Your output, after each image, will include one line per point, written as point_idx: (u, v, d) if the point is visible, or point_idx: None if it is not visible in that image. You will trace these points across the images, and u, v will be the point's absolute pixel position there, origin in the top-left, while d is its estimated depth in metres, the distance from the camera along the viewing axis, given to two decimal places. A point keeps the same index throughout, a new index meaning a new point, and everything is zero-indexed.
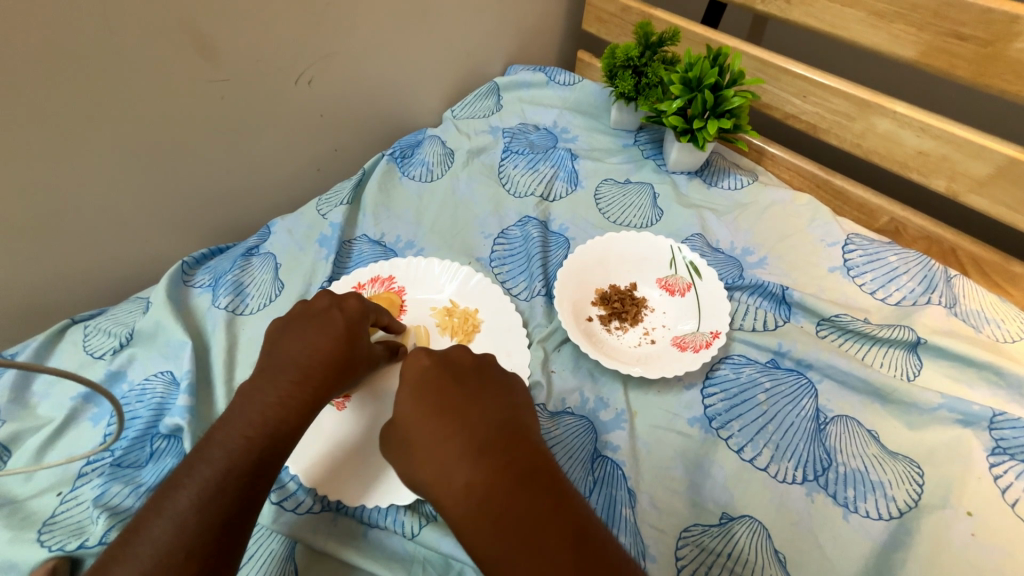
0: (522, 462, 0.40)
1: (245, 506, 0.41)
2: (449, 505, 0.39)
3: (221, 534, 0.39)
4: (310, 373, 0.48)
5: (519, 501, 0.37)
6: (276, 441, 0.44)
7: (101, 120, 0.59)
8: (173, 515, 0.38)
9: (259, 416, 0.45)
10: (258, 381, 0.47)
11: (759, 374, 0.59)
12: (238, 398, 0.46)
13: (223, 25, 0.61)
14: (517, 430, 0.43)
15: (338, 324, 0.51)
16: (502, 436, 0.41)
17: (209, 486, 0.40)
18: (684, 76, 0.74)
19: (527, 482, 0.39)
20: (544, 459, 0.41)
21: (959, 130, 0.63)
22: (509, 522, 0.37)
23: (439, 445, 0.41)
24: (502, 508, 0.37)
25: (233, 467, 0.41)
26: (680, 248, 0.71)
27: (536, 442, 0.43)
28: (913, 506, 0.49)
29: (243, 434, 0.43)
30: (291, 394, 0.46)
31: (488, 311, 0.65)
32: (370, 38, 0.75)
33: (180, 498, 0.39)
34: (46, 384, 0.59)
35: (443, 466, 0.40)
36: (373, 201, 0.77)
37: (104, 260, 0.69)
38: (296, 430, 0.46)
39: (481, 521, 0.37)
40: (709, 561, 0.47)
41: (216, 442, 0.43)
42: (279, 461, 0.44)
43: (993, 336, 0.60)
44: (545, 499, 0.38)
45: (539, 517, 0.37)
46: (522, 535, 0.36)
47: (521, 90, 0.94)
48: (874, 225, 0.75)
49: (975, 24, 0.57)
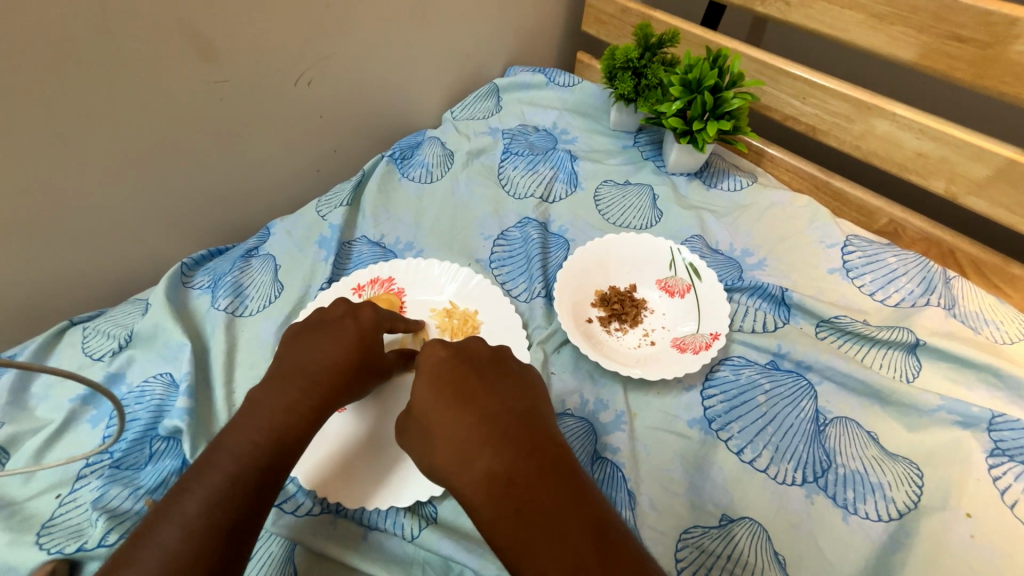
0: (543, 451, 0.40)
1: (251, 512, 0.41)
2: (471, 492, 0.39)
3: (227, 540, 0.39)
4: (320, 379, 0.48)
5: (541, 489, 0.37)
6: (283, 447, 0.44)
7: (99, 120, 0.58)
8: (180, 520, 0.38)
9: (267, 422, 0.45)
10: (267, 387, 0.47)
11: (759, 375, 0.59)
12: (248, 404, 0.46)
13: (222, 26, 0.61)
14: (538, 421, 0.43)
15: (350, 333, 0.51)
16: (522, 425, 0.42)
17: (216, 492, 0.40)
18: (684, 78, 0.74)
19: (548, 471, 0.39)
20: (564, 451, 0.41)
21: (959, 132, 0.63)
22: (530, 507, 0.37)
23: (460, 435, 0.41)
24: (524, 496, 0.37)
25: (240, 473, 0.41)
26: (679, 250, 0.71)
27: (555, 434, 0.43)
28: (912, 508, 0.49)
29: (251, 440, 0.43)
30: (300, 402, 0.46)
31: (488, 313, 0.65)
32: (370, 39, 0.75)
33: (187, 503, 0.39)
34: (45, 385, 0.59)
35: (465, 454, 0.40)
36: (373, 202, 0.77)
37: (101, 261, 0.68)
38: (304, 438, 0.46)
39: (501, 509, 0.37)
40: (709, 563, 0.48)
41: (223, 447, 0.43)
42: (286, 468, 0.44)
43: (992, 338, 0.60)
44: (565, 486, 0.38)
45: (560, 506, 0.37)
46: (542, 522, 0.36)
47: (520, 91, 0.94)
48: (873, 226, 0.75)
49: (974, 26, 0.57)
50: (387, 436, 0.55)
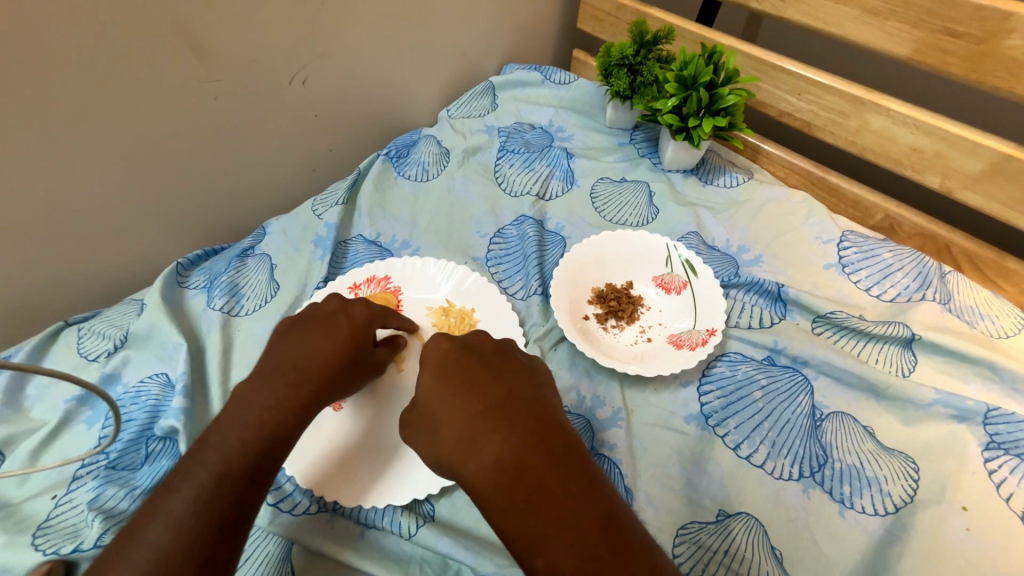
0: (551, 440, 0.40)
1: (240, 511, 0.41)
2: (478, 478, 0.39)
3: (216, 539, 0.38)
4: (308, 376, 0.48)
5: (550, 477, 0.37)
6: (273, 444, 0.44)
7: (92, 120, 0.58)
8: (167, 520, 0.38)
9: (255, 419, 0.44)
10: (254, 383, 0.47)
11: (755, 371, 0.59)
12: (234, 400, 0.46)
13: (216, 24, 0.61)
14: (544, 409, 0.42)
15: (341, 330, 0.51)
16: (530, 414, 0.41)
17: (204, 491, 0.40)
18: (679, 74, 0.74)
19: (557, 457, 0.38)
20: (573, 438, 0.41)
21: (953, 127, 0.63)
22: (540, 495, 0.36)
23: (468, 422, 0.41)
24: (534, 482, 0.37)
25: (228, 471, 0.41)
26: (675, 247, 0.71)
27: (562, 421, 0.42)
28: (908, 502, 0.50)
29: (239, 437, 0.43)
30: (287, 398, 0.46)
31: (484, 311, 0.65)
32: (364, 37, 0.75)
33: (175, 503, 0.39)
34: (40, 386, 0.59)
35: (473, 440, 0.40)
36: (369, 201, 0.77)
37: (96, 261, 0.68)
38: (294, 433, 0.46)
39: (511, 495, 0.37)
40: (706, 558, 0.48)
41: (210, 445, 0.43)
42: (276, 463, 0.44)
43: (987, 332, 0.60)
44: (574, 474, 0.38)
45: (569, 492, 0.37)
46: (551, 508, 0.36)
47: (516, 89, 0.94)
48: (868, 222, 0.75)
49: (968, 21, 0.57)
50: (385, 435, 0.55)
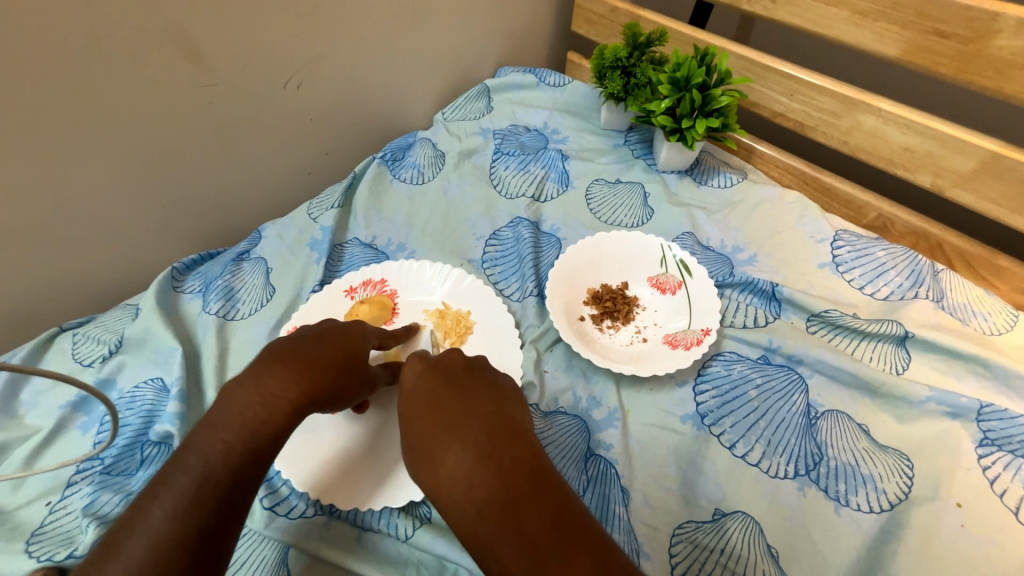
0: (507, 452, 0.38)
1: (224, 515, 0.38)
2: (444, 495, 0.38)
3: (197, 546, 0.36)
4: (298, 369, 0.45)
5: (498, 489, 0.35)
6: (257, 445, 0.41)
7: (85, 125, 0.58)
8: (146, 529, 0.36)
9: (239, 417, 0.41)
10: (240, 379, 0.43)
11: (750, 370, 0.59)
12: (215, 400, 0.42)
13: (209, 29, 0.61)
14: (509, 423, 0.40)
15: (338, 341, 0.50)
16: (487, 430, 0.39)
17: (184, 496, 0.37)
18: (672, 76, 0.75)
19: (509, 469, 0.36)
20: (532, 449, 0.39)
21: (944, 126, 0.63)
22: (489, 505, 0.35)
23: (428, 440, 0.40)
24: (483, 496, 0.35)
25: (210, 474, 0.39)
26: (669, 247, 0.71)
27: (527, 435, 0.40)
28: (903, 498, 0.50)
29: (221, 438, 0.40)
30: (275, 392, 0.43)
31: (480, 313, 0.65)
32: (358, 41, 0.75)
33: (153, 511, 0.37)
34: (35, 392, 0.59)
35: (435, 461, 0.39)
36: (364, 204, 0.77)
37: (89, 266, 0.68)
38: (278, 434, 0.42)
39: (466, 509, 0.36)
40: (703, 557, 0.48)
41: (190, 447, 0.40)
42: (263, 463, 0.42)
43: (980, 330, 0.61)
44: (527, 482, 0.36)
45: (518, 499, 0.35)
46: (500, 516, 0.34)
47: (511, 91, 0.94)
48: (862, 221, 0.76)
49: (956, 21, 0.57)
50: (385, 439, 0.55)
